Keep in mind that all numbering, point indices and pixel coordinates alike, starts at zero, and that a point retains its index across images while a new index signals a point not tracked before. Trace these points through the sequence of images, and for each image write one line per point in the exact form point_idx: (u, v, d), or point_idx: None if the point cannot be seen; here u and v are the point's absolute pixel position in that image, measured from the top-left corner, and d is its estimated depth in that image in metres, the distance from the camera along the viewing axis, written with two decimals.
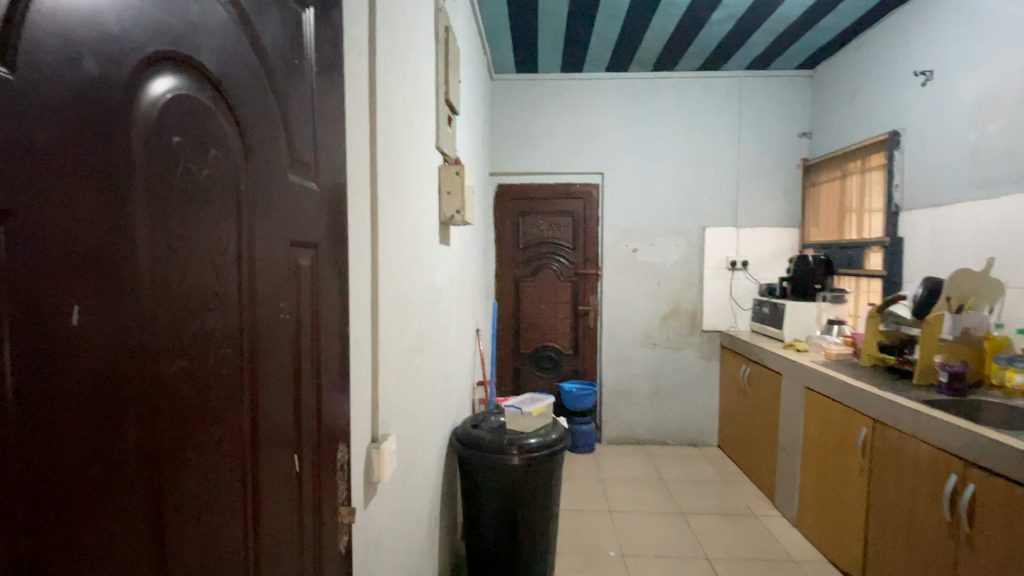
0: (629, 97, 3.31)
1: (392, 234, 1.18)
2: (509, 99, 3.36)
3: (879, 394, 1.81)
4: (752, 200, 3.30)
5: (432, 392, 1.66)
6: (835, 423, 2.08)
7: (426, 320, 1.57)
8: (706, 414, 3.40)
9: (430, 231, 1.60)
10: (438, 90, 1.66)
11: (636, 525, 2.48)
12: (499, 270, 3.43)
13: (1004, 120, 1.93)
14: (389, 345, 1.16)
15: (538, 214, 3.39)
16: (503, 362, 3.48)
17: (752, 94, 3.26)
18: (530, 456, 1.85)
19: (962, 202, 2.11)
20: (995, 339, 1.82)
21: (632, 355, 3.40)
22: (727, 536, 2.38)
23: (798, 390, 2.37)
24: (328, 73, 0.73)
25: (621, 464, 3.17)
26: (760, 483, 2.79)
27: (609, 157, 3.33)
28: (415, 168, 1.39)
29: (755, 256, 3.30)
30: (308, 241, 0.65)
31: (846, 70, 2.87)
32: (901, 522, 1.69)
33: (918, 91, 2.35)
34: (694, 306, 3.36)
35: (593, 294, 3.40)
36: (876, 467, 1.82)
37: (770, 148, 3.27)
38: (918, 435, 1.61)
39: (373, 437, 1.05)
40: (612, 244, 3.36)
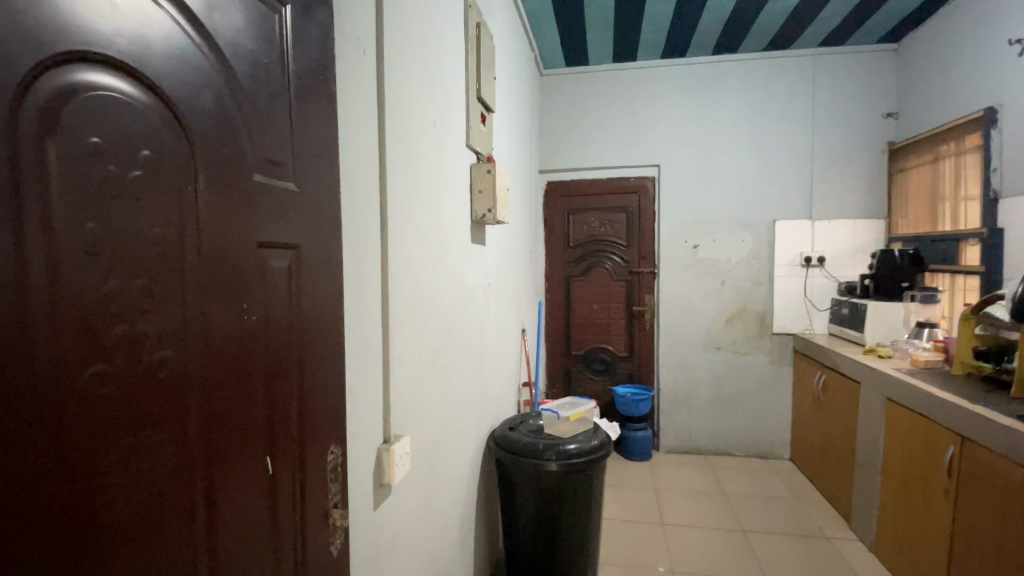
0: (686, 83, 3.12)
1: (411, 235, 1.17)
2: (560, 95, 3.29)
3: (968, 407, 1.56)
4: (828, 189, 2.99)
5: (466, 393, 1.64)
6: (920, 440, 1.82)
7: (458, 321, 1.55)
8: (776, 423, 3.13)
9: (461, 230, 1.58)
10: (470, 86, 1.63)
11: (690, 540, 2.32)
12: (551, 270, 3.37)
13: None
14: (407, 346, 1.15)
15: (590, 211, 3.29)
16: (556, 363, 3.41)
17: (826, 72, 2.95)
18: (569, 462, 1.77)
19: None
20: None
21: (692, 358, 3.20)
22: (792, 558, 2.16)
23: (879, 401, 2.10)
24: (314, 74, 0.72)
25: (677, 474, 3.00)
26: (835, 502, 2.52)
27: (665, 149, 3.16)
28: (440, 168, 1.37)
29: (832, 251, 2.99)
30: (282, 240, 0.65)
31: (935, 39, 2.52)
32: (991, 557, 1.45)
33: (1015, 62, 2.03)
34: (762, 307, 3.10)
35: (649, 294, 3.24)
36: (963, 491, 1.57)
37: (850, 131, 2.95)
38: (1010, 456, 1.38)
39: (386, 438, 1.04)
40: (668, 241, 3.18)
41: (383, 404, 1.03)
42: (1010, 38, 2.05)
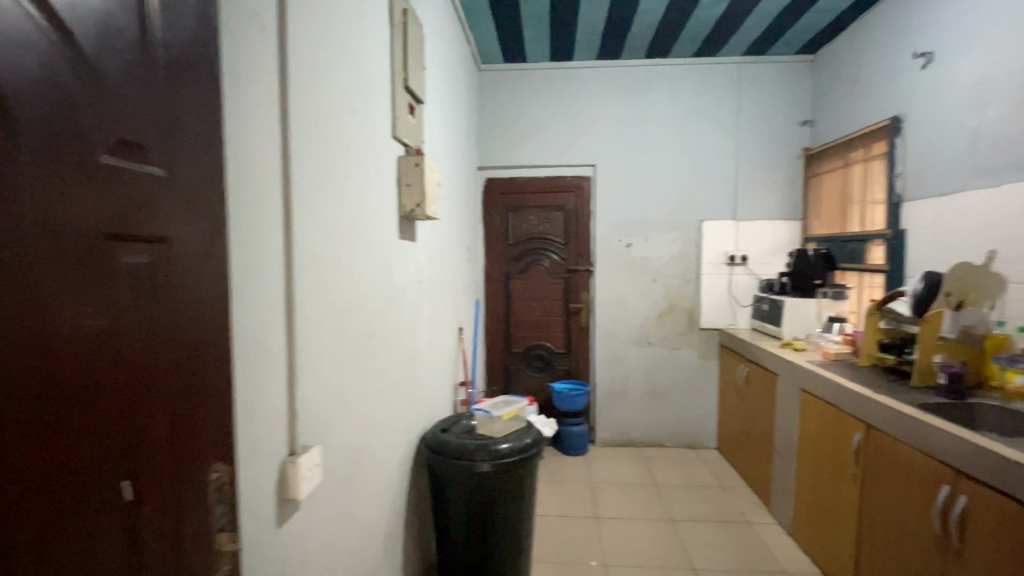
0: (621, 85, 3.18)
1: (325, 231, 1.09)
2: (499, 90, 3.25)
3: (873, 397, 1.68)
4: (751, 192, 3.15)
5: (393, 397, 1.57)
6: (830, 427, 1.95)
7: (384, 321, 1.48)
8: (704, 415, 3.27)
9: (387, 226, 1.50)
10: (396, 75, 1.55)
11: (624, 533, 2.36)
12: (489, 268, 3.33)
13: (1006, 103, 1.72)
14: (320, 349, 1.07)
15: (529, 209, 3.28)
16: (494, 361, 3.38)
17: (749, 81, 3.11)
18: (501, 462, 1.74)
19: (963, 192, 1.91)
20: (994, 338, 1.68)
21: (627, 354, 3.28)
22: (718, 544, 2.25)
23: (794, 392, 2.24)
24: (189, 46, 0.64)
25: (613, 467, 3.06)
26: (756, 489, 2.66)
27: (601, 149, 3.21)
28: (361, 160, 1.29)
29: (754, 250, 3.16)
30: (146, 234, 0.58)
31: (846, 53, 2.71)
32: (893, 535, 1.56)
33: (919, 74, 2.14)
34: (691, 303, 3.23)
35: (586, 291, 3.29)
36: (869, 475, 1.69)
37: (770, 137, 3.12)
38: (909, 441, 1.48)
39: (291, 450, 0.96)
40: (605, 239, 3.23)
41: (288, 413, 0.95)
42: (917, 51, 2.15)
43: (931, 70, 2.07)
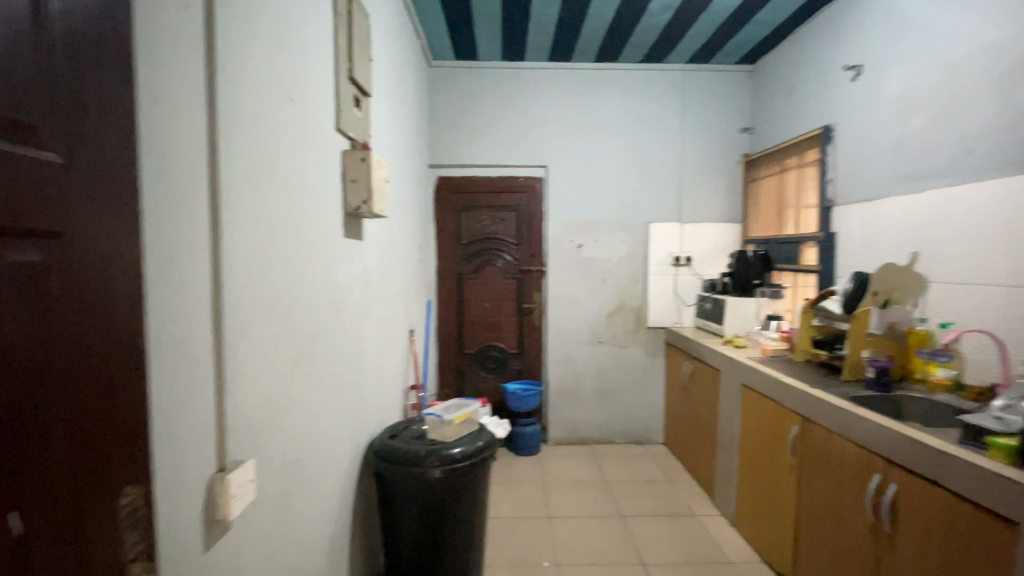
0: (572, 87, 3.20)
1: (259, 228, 1.01)
2: (450, 87, 3.19)
3: (809, 391, 1.77)
4: (695, 195, 3.27)
5: (338, 403, 1.49)
6: (769, 421, 2.04)
7: (327, 324, 1.40)
8: (653, 411, 3.36)
9: (330, 223, 1.43)
10: (339, 66, 1.48)
11: (577, 531, 2.37)
12: (441, 268, 3.26)
13: (924, 115, 1.85)
14: (254, 356, 0.99)
15: (481, 208, 3.24)
16: (446, 363, 3.32)
17: (694, 88, 3.22)
18: (452, 468, 1.70)
19: (888, 197, 2.05)
20: (918, 335, 1.80)
21: (579, 353, 3.31)
22: (665, 538, 2.31)
23: (736, 388, 2.33)
24: (94, 18, 0.57)
25: (565, 466, 3.08)
26: (702, 481, 2.76)
27: (553, 150, 3.22)
28: (300, 153, 1.22)
29: (698, 251, 3.28)
30: (37, 226, 0.50)
31: (782, 65, 2.86)
32: (829, 522, 1.65)
33: (850, 86, 2.28)
34: (639, 303, 3.31)
35: (538, 291, 3.29)
36: (806, 465, 1.78)
37: (713, 143, 3.25)
38: (843, 433, 1.57)
39: (221, 465, 0.88)
40: (556, 240, 3.24)
41: (217, 426, 0.87)
42: (847, 64, 2.29)
43: (858, 83, 2.22)
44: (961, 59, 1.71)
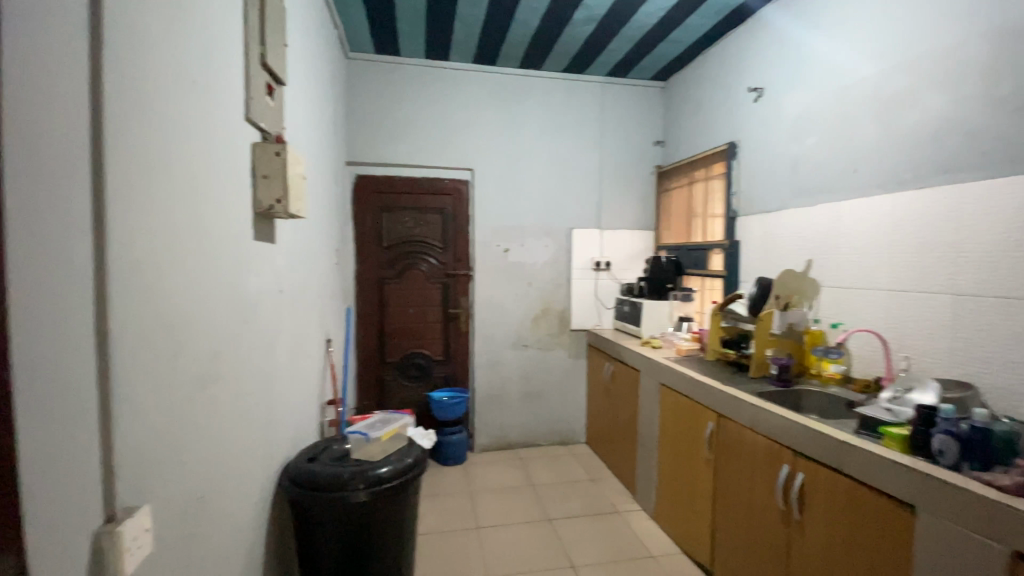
0: (497, 91, 3.19)
1: (155, 228, 0.86)
2: (369, 82, 3.03)
3: (723, 389, 1.89)
4: (614, 202, 3.40)
5: (247, 427, 1.32)
6: (686, 418, 2.15)
7: (235, 337, 1.24)
8: (575, 412, 3.43)
9: (238, 224, 1.26)
10: (249, 47, 1.32)
11: (505, 540, 2.34)
12: (360, 272, 3.08)
13: (818, 136, 2.07)
14: (149, 381, 0.84)
15: (403, 210, 3.11)
16: (365, 373, 3.14)
17: (613, 99, 3.35)
18: (379, 489, 1.59)
19: (785, 209, 2.26)
20: (814, 334, 2.01)
21: (504, 358, 3.29)
22: (592, 538, 2.35)
23: (654, 387, 2.43)
24: None
25: (492, 472, 3.04)
26: (623, 478, 2.86)
27: (478, 153, 3.18)
28: (204, 143, 1.06)
29: (617, 256, 3.41)
30: None
31: (692, 83, 3.07)
32: (743, 511, 1.77)
33: (752, 106, 2.49)
34: (562, 307, 3.36)
35: (464, 295, 3.22)
36: (721, 459, 1.90)
37: (630, 153, 3.40)
38: (754, 427, 1.69)
39: (109, 515, 0.73)
40: (481, 244, 3.20)
41: (104, 469, 0.72)
42: (750, 86, 2.51)
43: (760, 105, 2.44)
44: (847, 88, 1.92)
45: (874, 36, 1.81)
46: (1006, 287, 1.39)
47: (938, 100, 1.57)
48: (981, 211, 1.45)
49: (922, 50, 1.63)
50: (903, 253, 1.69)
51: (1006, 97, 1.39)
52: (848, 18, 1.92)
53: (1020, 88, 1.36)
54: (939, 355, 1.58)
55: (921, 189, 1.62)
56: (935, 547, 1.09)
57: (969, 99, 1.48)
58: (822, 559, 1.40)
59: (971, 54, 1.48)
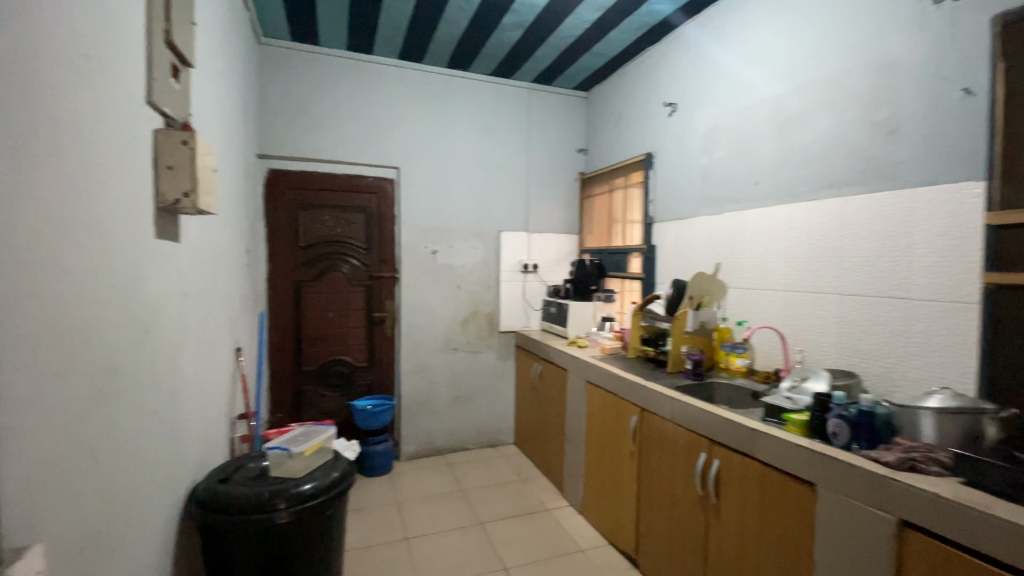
0: (423, 90, 3.13)
1: (42, 222, 0.74)
2: (284, 71, 2.83)
3: (645, 384, 1.99)
4: (540, 206, 3.47)
5: (149, 449, 1.17)
6: (611, 414, 2.24)
7: (135, 348, 1.09)
8: (504, 413, 3.45)
9: (138, 220, 1.12)
10: (153, 23, 1.18)
11: (436, 549, 2.29)
12: (274, 275, 2.87)
13: (725, 150, 2.26)
14: (36, 401, 0.72)
15: (322, 209, 2.94)
16: (280, 383, 2.93)
17: (539, 105, 3.42)
18: (302, 507, 1.49)
19: (697, 216, 2.44)
20: (722, 331, 2.18)
21: (431, 362, 3.23)
22: (523, 538, 2.37)
23: (581, 385, 2.51)
24: None
25: (419, 480, 2.96)
26: (551, 476, 2.92)
27: (403, 151, 3.09)
28: (100, 126, 0.93)
29: (543, 259, 3.49)
30: None
31: (612, 94, 3.22)
32: (666, 499, 1.87)
33: (667, 120, 2.67)
34: (491, 309, 3.37)
35: (390, 299, 3.12)
36: (644, 451, 2.00)
37: (555, 159, 3.49)
38: (674, 419, 1.80)
39: None
40: (408, 245, 3.12)
41: None
42: (665, 101, 2.68)
43: (674, 118, 2.61)
44: (751, 107, 2.12)
45: (774, 62, 2.01)
46: (882, 287, 1.60)
47: (828, 122, 1.78)
48: (860, 220, 1.67)
49: (813, 78, 1.84)
50: (799, 257, 1.89)
51: (882, 122, 1.61)
52: (753, 43, 2.12)
53: (893, 115, 1.58)
54: (829, 348, 1.79)
55: (812, 201, 1.83)
56: (832, 518, 1.23)
57: (852, 123, 1.70)
58: (737, 538, 1.52)
59: (853, 84, 1.70)
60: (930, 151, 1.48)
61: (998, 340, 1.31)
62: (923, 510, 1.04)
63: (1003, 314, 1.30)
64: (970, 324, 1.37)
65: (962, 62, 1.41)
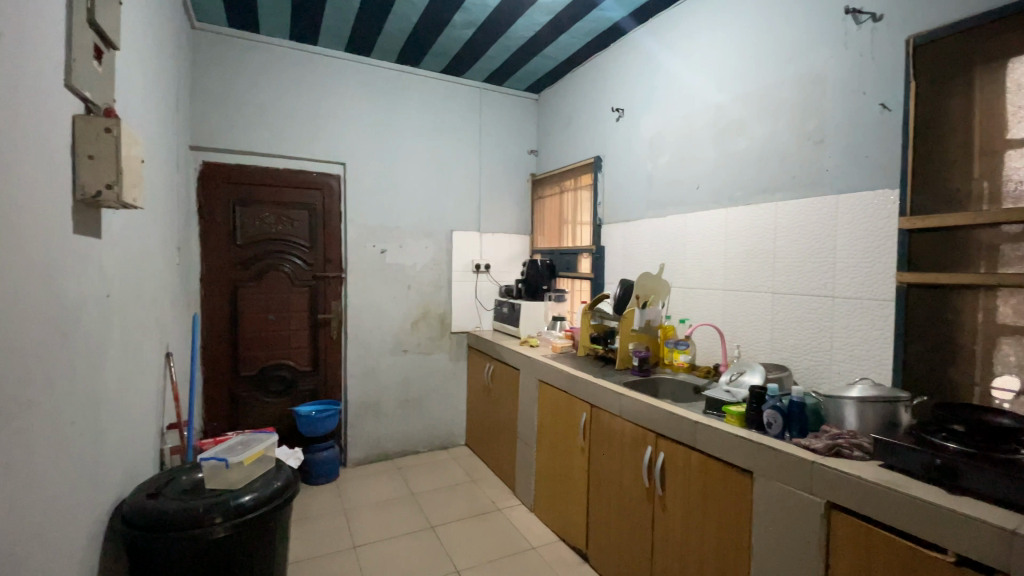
0: (371, 85, 3.04)
1: None
2: (220, 58, 2.67)
3: (594, 381, 2.04)
4: (492, 206, 3.47)
5: (67, 464, 1.07)
6: (562, 411, 2.28)
7: (51, 355, 0.99)
8: (455, 415, 3.42)
9: (54, 213, 1.01)
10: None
11: (386, 555, 2.23)
12: (209, 274, 2.70)
13: (668, 155, 2.36)
14: None
15: (263, 205, 2.80)
16: (215, 390, 2.76)
17: (490, 105, 3.42)
18: (241, 521, 1.41)
19: (642, 218, 2.53)
20: (666, 328, 2.27)
21: (380, 364, 3.15)
22: (475, 539, 2.36)
23: (532, 383, 2.54)
24: None
25: (368, 486, 2.88)
26: (503, 476, 2.93)
27: (350, 147, 3.00)
28: (10, 109, 0.83)
29: (495, 259, 3.49)
30: None
31: (562, 98, 3.27)
32: (614, 493, 1.92)
33: (615, 124, 2.75)
34: (442, 309, 3.33)
35: (336, 299, 3.01)
36: (593, 447, 2.04)
37: (506, 159, 3.50)
38: (622, 415, 1.85)
39: None
40: (356, 244, 3.02)
41: None
42: (613, 106, 2.76)
43: (621, 123, 2.69)
44: (693, 115, 2.22)
45: (714, 73, 2.11)
46: (810, 286, 1.72)
47: (764, 130, 1.89)
48: (790, 224, 1.79)
49: (749, 90, 1.96)
50: (736, 258, 2.00)
51: (810, 133, 1.73)
52: (695, 54, 2.22)
53: (820, 126, 1.70)
54: (763, 344, 1.90)
55: (748, 206, 1.95)
56: (767, 504, 1.31)
57: (784, 133, 1.81)
58: (681, 527, 1.59)
59: (784, 97, 1.82)
60: (852, 162, 1.61)
61: (911, 333, 1.45)
62: (847, 492, 1.13)
63: (914, 310, 1.44)
64: (886, 319, 1.50)
65: (880, 81, 1.54)
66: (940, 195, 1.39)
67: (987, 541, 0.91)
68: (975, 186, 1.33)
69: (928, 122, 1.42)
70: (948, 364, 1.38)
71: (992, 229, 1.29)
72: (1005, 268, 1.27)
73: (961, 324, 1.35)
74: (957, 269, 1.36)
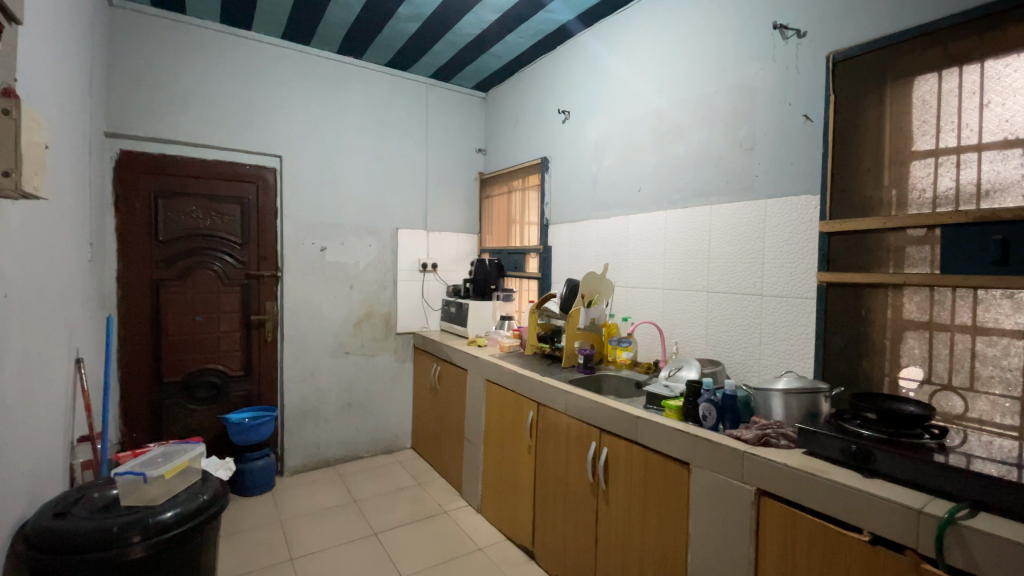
0: (311, 75, 2.91)
1: None
2: (140, 38, 2.46)
3: (541, 380, 2.05)
4: (439, 205, 3.42)
5: None
6: (510, 410, 2.28)
7: None
8: (399, 417, 3.34)
9: None
10: None
11: (327, 565, 2.15)
12: (127, 272, 2.48)
13: (612, 158, 2.42)
14: None
15: (189, 198, 2.61)
16: (134, 398, 2.54)
17: (437, 102, 3.37)
18: (162, 539, 1.31)
19: (587, 220, 2.58)
20: (610, 326, 2.30)
21: (320, 366, 3.02)
22: (420, 543, 2.32)
23: (479, 383, 2.52)
24: None
25: (307, 495, 2.76)
26: (449, 478, 2.90)
27: (288, 140, 2.86)
28: None
29: (442, 258, 3.44)
30: None
31: (510, 97, 3.28)
32: (559, 489, 1.95)
33: (561, 126, 2.78)
34: (387, 309, 3.25)
35: (271, 299, 2.86)
36: (540, 444, 2.06)
37: (453, 157, 3.46)
38: (567, 412, 1.88)
39: None
40: (293, 241, 2.88)
41: None
42: (559, 108, 2.80)
43: (567, 125, 2.74)
44: (635, 120, 2.29)
45: (655, 80, 2.19)
46: (741, 285, 1.82)
47: (699, 137, 1.98)
48: (725, 227, 1.88)
49: (686, 97, 2.04)
50: (675, 259, 2.08)
51: (741, 140, 1.83)
52: (637, 61, 2.29)
53: (750, 134, 1.81)
54: (700, 341, 1.99)
55: (686, 209, 2.03)
56: (703, 493, 1.37)
57: (718, 141, 1.91)
58: (623, 519, 1.64)
59: (719, 105, 1.91)
60: (780, 169, 1.71)
61: (830, 329, 1.56)
62: (774, 480, 1.20)
63: (833, 307, 1.56)
64: (808, 317, 1.62)
65: (804, 93, 1.65)
66: (855, 202, 1.51)
67: (897, 520, 1.00)
68: (885, 193, 1.45)
69: (845, 134, 1.54)
70: (862, 358, 1.49)
71: (899, 232, 1.41)
72: (911, 268, 1.39)
73: (873, 319, 1.47)
74: (870, 269, 1.48)
